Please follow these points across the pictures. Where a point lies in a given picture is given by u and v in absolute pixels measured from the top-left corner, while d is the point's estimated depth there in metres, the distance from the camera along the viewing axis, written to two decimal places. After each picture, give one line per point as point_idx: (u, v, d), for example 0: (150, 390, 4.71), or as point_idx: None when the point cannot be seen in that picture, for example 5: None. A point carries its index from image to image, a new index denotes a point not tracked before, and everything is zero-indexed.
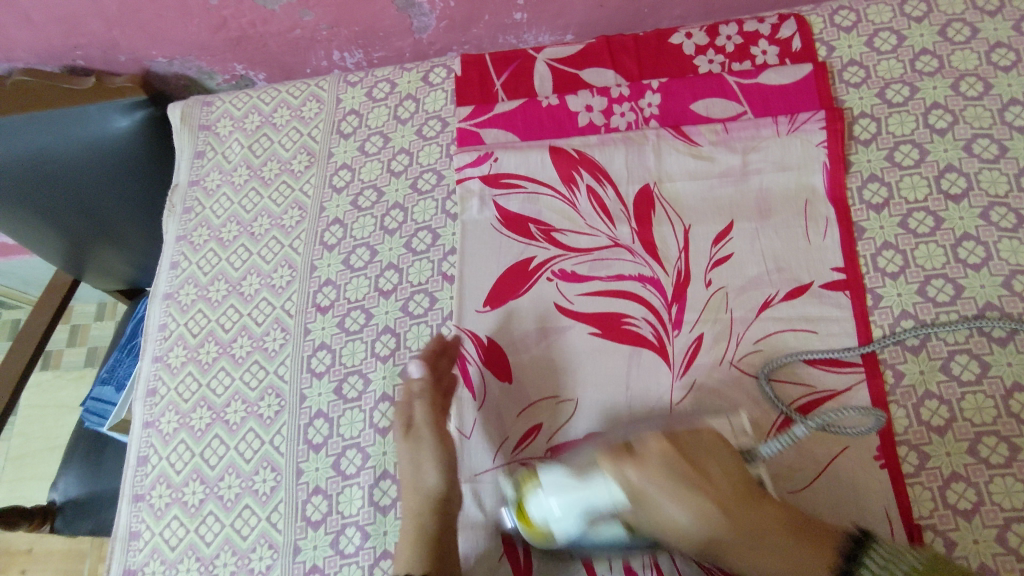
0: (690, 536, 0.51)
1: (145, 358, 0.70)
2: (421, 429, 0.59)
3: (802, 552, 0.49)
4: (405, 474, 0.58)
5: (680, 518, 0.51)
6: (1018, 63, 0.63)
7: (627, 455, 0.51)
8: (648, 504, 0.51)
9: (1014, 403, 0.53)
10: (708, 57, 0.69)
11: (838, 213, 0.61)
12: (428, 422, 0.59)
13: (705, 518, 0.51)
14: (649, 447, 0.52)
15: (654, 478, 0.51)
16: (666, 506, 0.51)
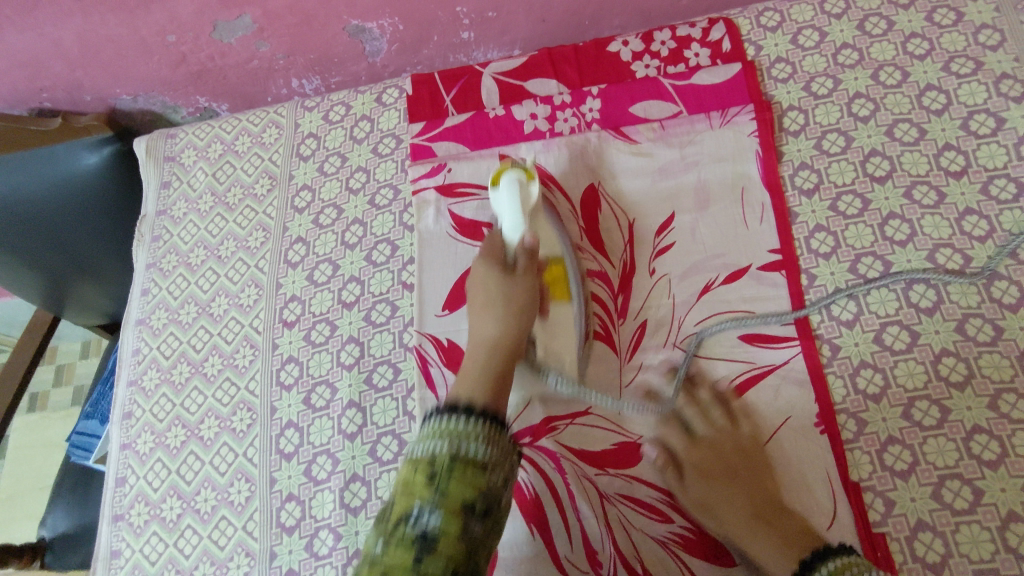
0: (496, 339, 0.57)
1: (120, 383, 0.73)
2: (489, 248, 0.63)
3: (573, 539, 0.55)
4: (479, 309, 0.60)
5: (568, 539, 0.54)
6: (931, 51, 0.67)
7: (545, 330, 0.62)
8: (552, 359, 0.61)
9: (943, 368, 0.56)
10: (644, 63, 0.73)
11: (773, 199, 0.64)
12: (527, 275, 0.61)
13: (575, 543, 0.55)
14: (481, 324, 0.59)
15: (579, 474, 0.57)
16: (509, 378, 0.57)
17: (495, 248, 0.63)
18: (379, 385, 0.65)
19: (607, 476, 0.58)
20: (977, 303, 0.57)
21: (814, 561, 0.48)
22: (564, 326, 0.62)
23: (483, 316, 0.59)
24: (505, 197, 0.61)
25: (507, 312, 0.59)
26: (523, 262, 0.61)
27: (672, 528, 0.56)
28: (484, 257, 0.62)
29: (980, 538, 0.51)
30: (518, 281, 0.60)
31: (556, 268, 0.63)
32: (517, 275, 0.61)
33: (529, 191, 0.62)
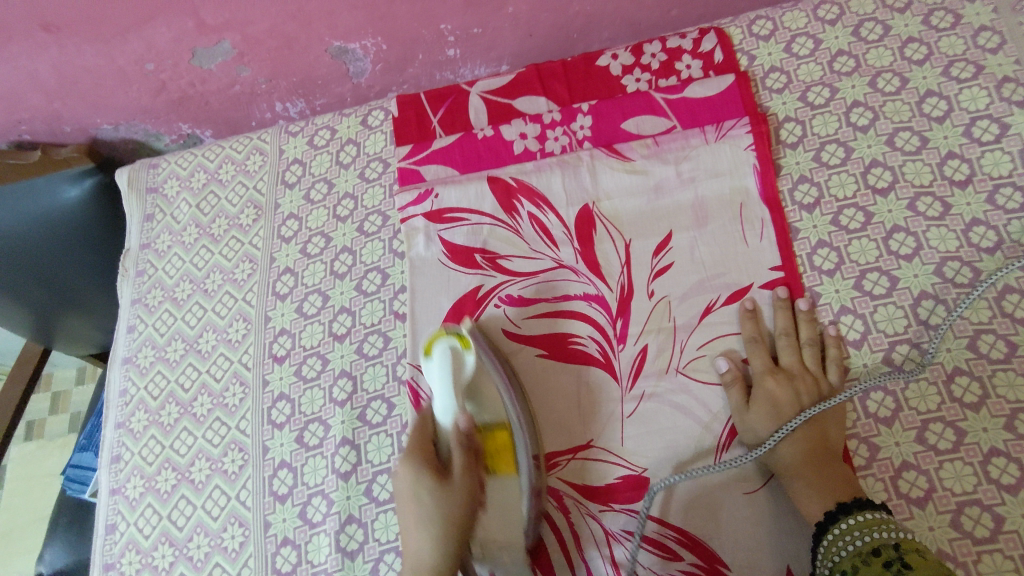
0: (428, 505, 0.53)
1: (107, 425, 0.71)
2: (416, 442, 0.56)
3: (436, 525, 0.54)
4: (405, 497, 0.55)
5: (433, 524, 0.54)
6: (930, 56, 0.65)
7: (487, 517, 0.56)
8: (492, 556, 0.55)
9: (956, 388, 0.54)
10: (635, 76, 0.71)
11: (773, 214, 0.62)
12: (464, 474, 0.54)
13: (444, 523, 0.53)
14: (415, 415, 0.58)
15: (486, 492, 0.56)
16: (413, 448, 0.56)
17: (424, 441, 0.56)
18: (372, 421, 0.62)
19: (612, 513, 0.56)
20: (989, 319, 0.55)
21: (837, 513, 0.49)
22: (506, 510, 0.56)
23: (416, 537, 0.53)
24: (435, 365, 0.56)
25: (443, 533, 0.52)
26: (461, 479, 0.53)
27: (681, 565, 0.54)
28: (419, 467, 0.54)
29: (1003, 567, 0.49)
30: (456, 500, 0.53)
31: (502, 436, 0.56)
32: (454, 480, 0.54)
33: (463, 363, 0.56)
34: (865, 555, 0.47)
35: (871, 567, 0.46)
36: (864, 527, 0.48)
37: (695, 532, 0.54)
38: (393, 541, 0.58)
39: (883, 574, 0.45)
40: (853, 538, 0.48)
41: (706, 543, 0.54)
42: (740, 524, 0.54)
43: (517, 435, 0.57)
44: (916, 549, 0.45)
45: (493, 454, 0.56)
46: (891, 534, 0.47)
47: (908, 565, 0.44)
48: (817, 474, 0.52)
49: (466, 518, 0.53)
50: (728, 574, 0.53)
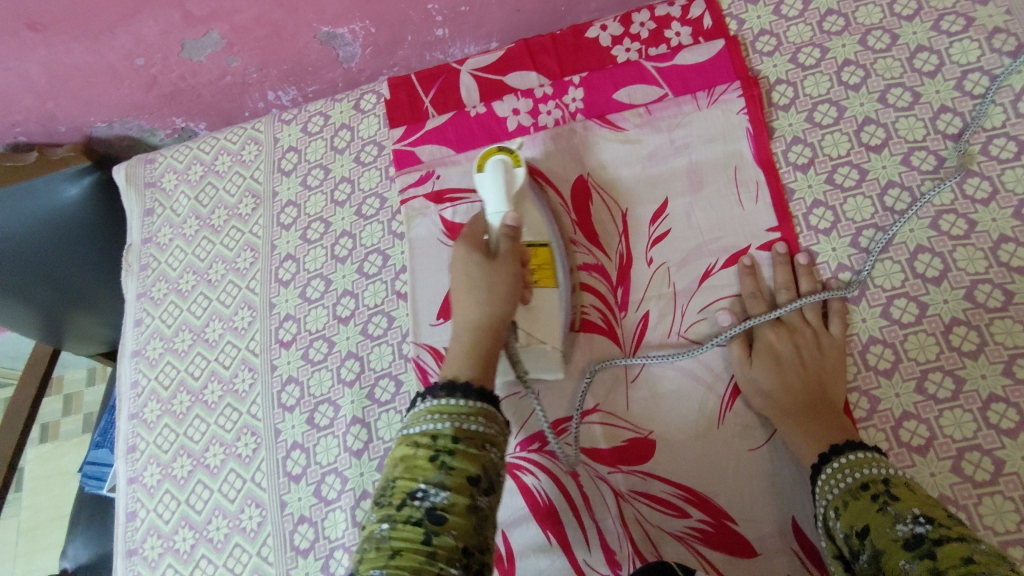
0: (479, 324, 0.54)
1: (121, 416, 0.72)
2: (472, 233, 0.58)
3: (476, 297, 0.54)
4: (461, 290, 0.55)
5: (460, 304, 0.55)
6: (920, 11, 0.64)
7: (529, 317, 0.58)
8: (535, 350, 0.59)
9: (955, 338, 0.55)
10: (624, 47, 0.71)
11: (768, 176, 0.62)
12: (512, 257, 0.55)
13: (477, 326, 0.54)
14: (462, 308, 0.55)
15: (497, 275, 0.54)
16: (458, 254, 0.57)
17: (477, 232, 0.58)
18: (381, 399, 0.63)
19: (620, 475, 0.57)
20: (985, 269, 0.56)
21: (831, 454, 0.50)
22: (550, 312, 0.59)
23: (464, 298, 0.55)
24: (489, 179, 0.58)
25: (490, 295, 0.54)
26: (506, 249, 0.55)
27: (690, 522, 0.55)
28: (467, 244, 0.57)
29: (1004, 509, 0.50)
30: (503, 268, 0.55)
31: (542, 252, 0.59)
32: (500, 260, 0.55)
33: (513, 175, 0.59)
34: (853, 490, 0.47)
35: (859, 499, 0.46)
36: (853, 464, 0.49)
37: (702, 491, 0.55)
38: None
39: (871, 508, 0.45)
40: (843, 476, 0.48)
41: (714, 500, 0.55)
42: (746, 480, 0.55)
43: (557, 254, 0.61)
44: (904, 485, 0.46)
45: (535, 270, 0.59)
46: (880, 471, 0.47)
47: (896, 497, 0.45)
48: (816, 422, 0.53)
49: (510, 287, 0.54)
50: (735, 527, 0.54)
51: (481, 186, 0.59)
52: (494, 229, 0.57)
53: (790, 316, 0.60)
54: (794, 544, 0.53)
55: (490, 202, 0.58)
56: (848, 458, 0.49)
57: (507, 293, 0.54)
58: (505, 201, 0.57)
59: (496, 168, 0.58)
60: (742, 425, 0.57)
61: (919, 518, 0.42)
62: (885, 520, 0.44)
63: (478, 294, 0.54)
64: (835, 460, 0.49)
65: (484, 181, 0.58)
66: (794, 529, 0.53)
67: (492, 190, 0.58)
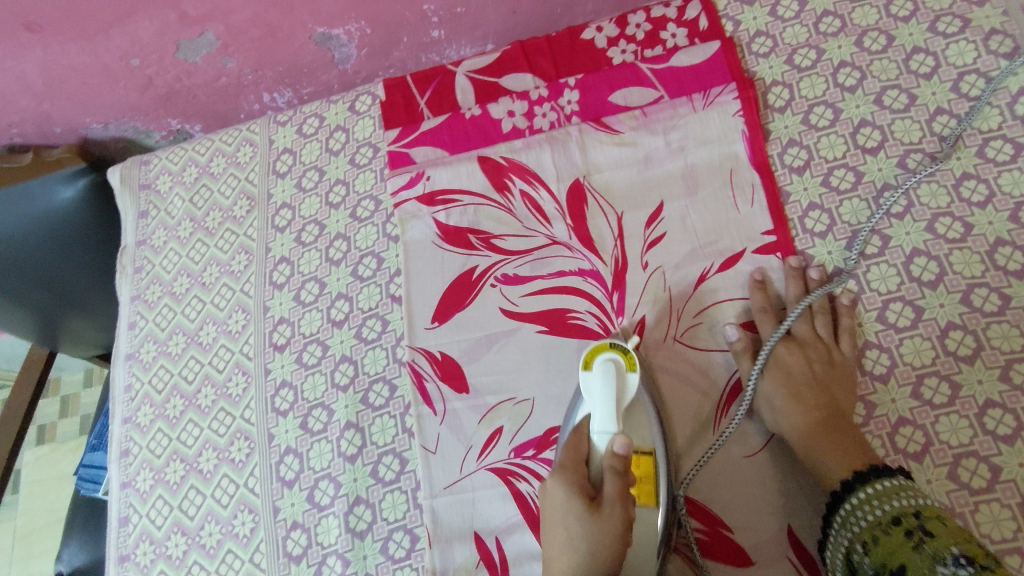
0: None
1: (115, 420, 0.72)
2: (572, 455, 0.52)
3: (585, 549, 0.49)
4: (552, 531, 0.52)
5: (555, 524, 0.51)
6: (916, 12, 0.64)
7: (635, 550, 0.52)
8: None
9: (951, 343, 0.54)
10: (620, 48, 0.70)
11: (763, 179, 0.62)
12: (620, 501, 0.50)
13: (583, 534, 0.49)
14: (556, 556, 0.50)
15: (602, 534, 0.49)
16: (557, 494, 0.52)
17: (579, 454, 0.53)
18: (375, 403, 0.63)
19: None
20: (982, 273, 0.55)
21: (855, 483, 0.49)
22: (649, 539, 0.52)
23: (558, 548, 0.50)
24: (597, 382, 0.54)
25: (591, 559, 0.48)
26: (611, 492, 0.50)
27: (684, 530, 0.55)
28: (568, 484, 0.51)
29: (1000, 516, 0.50)
30: (608, 521, 0.49)
31: (646, 465, 0.53)
32: (605, 510, 0.50)
33: (626, 381, 0.54)
34: (884, 524, 0.46)
35: (891, 535, 0.45)
36: (881, 495, 0.47)
37: (698, 498, 0.55)
38: (401, 519, 0.59)
39: (905, 545, 0.44)
40: (870, 508, 0.47)
41: (709, 508, 0.55)
42: (742, 488, 0.55)
43: (660, 469, 0.54)
44: (936, 514, 0.45)
45: (636, 484, 0.53)
46: (910, 500, 0.46)
47: (931, 533, 0.44)
48: (825, 437, 0.52)
49: (617, 542, 0.49)
50: (731, 535, 0.54)
51: (586, 387, 0.55)
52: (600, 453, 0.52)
53: (801, 330, 0.59)
54: (789, 553, 0.53)
55: (593, 412, 0.53)
56: (874, 489, 0.48)
57: (613, 548, 0.48)
58: (614, 420, 0.52)
59: (609, 373, 0.54)
60: (737, 431, 0.56)
61: (960, 561, 0.42)
62: (924, 561, 0.43)
63: (583, 522, 0.49)
64: (859, 491, 0.48)
65: (592, 381, 0.54)
66: (789, 538, 0.53)
67: (602, 397, 0.53)
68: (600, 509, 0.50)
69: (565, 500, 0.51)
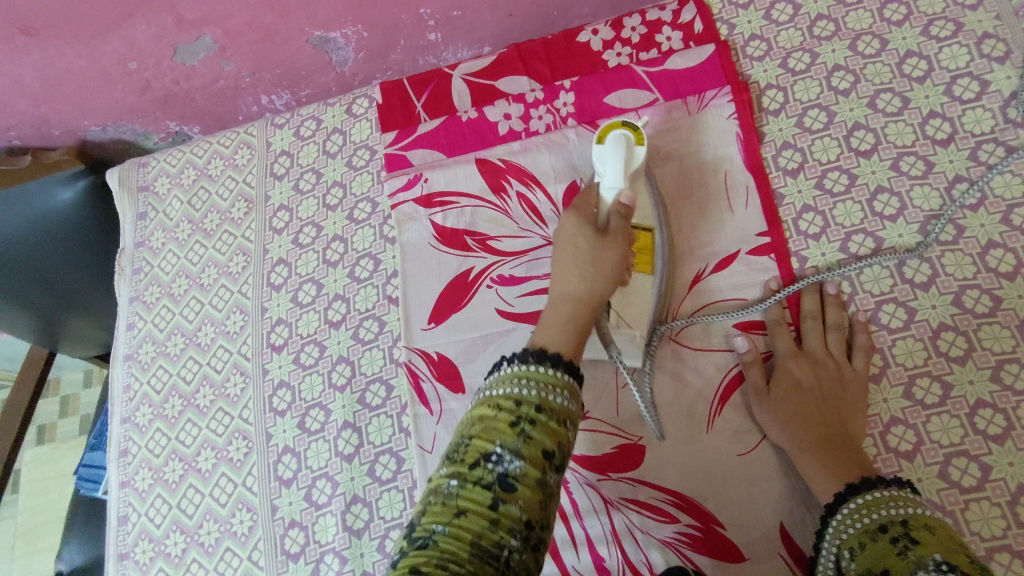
0: (585, 297, 0.51)
1: (114, 420, 0.72)
2: (582, 206, 0.55)
3: (580, 270, 0.52)
4: (560, 266, 0.53)
5: (557, 266, 0.53)
6: (909, 16, 0.65)
7: (621, 296, 0.57)
8: (620, 333, 0.56)
9: (942, 344, 0.55)
10: (615, 51, 0.71)
11: (757, 181, 0.62)
12: (624, 235, 0.54)
13: (590, 261, 0.52)
14: (563, 280, 0.52)
15: (609, 249, 0.52)
16: (564, 226, 0.55)
17: (588, 205, 0.55)
18: (372, 403, 0.64)
19: (609, 482, 0.57)
20: (973, 274, 0.56)
21: (847, 494, 0.49)
22: (641, 297, 0.58)
23: (562, 275, 0.52)
24: (608, 151, 0.57)
25: (594, 269, 0.52)
26: (618, 227, 0.53)
27: (678, 528, 0.55)
28: (579, 215, 0.54)
29: (990, 515, 0.50)
30: (610, 246, 0.53)
31: (645, 236, 0.59)
32: (609, 236, 0.53)
33: (635, 154, 0.57)
34: (871, 533, 0.46)
35: (877, 541, 0.45)
36: (873, 504, 0.47)
37: (691, 496, 0.56)
38: (398, 518, 0.59)
39: (889, 551, 0.43)
40: (861, 517, 0.47)
41: (703, 505, 0.55)
42: (735, 486, 0.55)
43: (657, 243, 0.60)
44: (925, 525, 0.44)
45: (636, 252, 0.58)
46: (901, 511, 0.46)
47: (913, 539, 0.43)
48: (833, 457, 0.51)
49: (617, 264, 0.52)
50: (723, 532, 0.54)
51: (598, 156, 0.58)
52: (608, 203, 0.55)
53: (812, 345, 0.57)
54: (781, 550, 0.53)
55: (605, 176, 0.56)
56: (867, 499, 0.48)
57: (612, 270, 0.52)
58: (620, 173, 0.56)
59: (615, 142, 0.57)
60: (731, 430, 0.57)
61: (938, 564, 0.40)
62: (904, 566, 0.42)
63: (586, 249, 0.52)
64: (853, 501, 0.48)
65: (603, 154, 0.58)
66: (781, 535, 0.53)
67: (611, 158, 0.57)
68: (604, 236, 0.53)
69: (573, 231, 0.54)
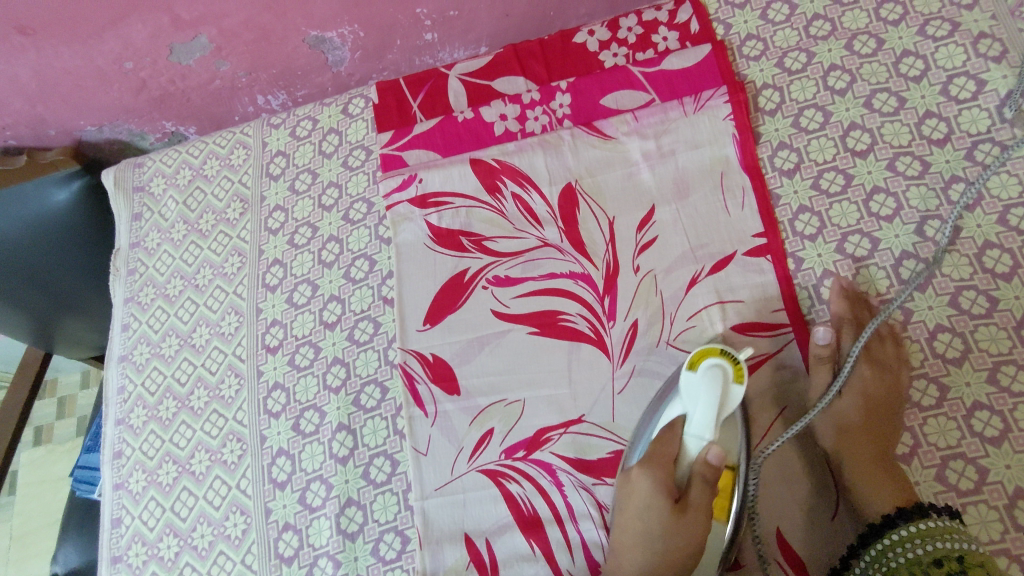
0: None
1: (108, 422, 0.72)
2: (660, 455, 0.53)
3: (648, 560, 0.53)
4: (621, 543, 0.54)
5: (620, 520, 0.54)
6: (905, 16, 0.64)
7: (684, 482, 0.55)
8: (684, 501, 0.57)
9: (938, 345, 0.55)
10: (612, 51, 0.71)
11: (753, 182, 0.62)
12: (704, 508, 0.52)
13: (659, 556, 0.53)
14: (624, 561, 0.54)
15: (684, 535, 0.52)
16: (633, 479, 0.53)
17: (669, 454, 0.53)
18: (367, 405, 0.63)
19: (605, 486, 0.56)
20: (970, 275, 0.56)
21: (898, 520, 0.49)
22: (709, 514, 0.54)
23: (626, 553, 0.53)
24: (702, 389, 0.52)
25: (661, 566, 0.53)
26: (698, 496, 0.52)
27: None
28: (656, 477, 0.53)
29: (987, 518, 0.50)
30: (691, 521, 0.52)
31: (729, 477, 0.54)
32: (688, 514, 0.52)
33: (729, 391, 0.52)
34: (925, 565, 0.47)
35: None
36: (926, 535, 0.48)
37: None
38: (392, 521, 0.59)
39: None
40: (913, 547, 0.49)
41: None
42: None
43: (738, 470, 0.54)
44: (981, 564, 0.45)
45: (719, 494, 0.54)
46: (957, 544, 0.47)
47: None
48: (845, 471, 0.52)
49: (691, 551, 0.52)
50: (721, 538, 0.54)
51: (686, 386, 0.53)
52: (691, 459, 0.53)
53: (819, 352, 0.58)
54: (776, 554, 0.53)
55: (692, 417, 0.53)
56: (916, 528, 0.49)
57: (685, 547, 0.52)
58: (719, 408, 0.52)
59: (716, 377, 0.52)
60: None
61: None
62: None
63: (656, 523, 0.52)
64: (902, 526, 0.49)
65: (692, 386, 0.53)
66: (777, 539, 0.53)
67: (699, 400, 0.52)
68: (683, 506, 0.53)
69: (646, 491, 0.53)
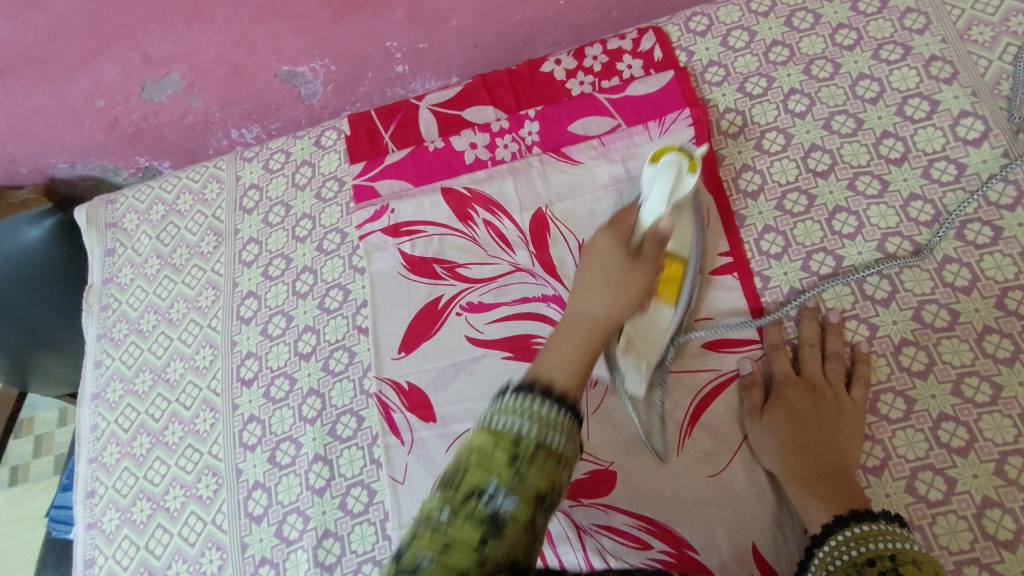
0: (601, 320, 0.47)
1: (80, 461, 0.71)
2: (620, 224, 0.53)
3: (598, 294, 0.49)
4: (582, 284, 0.50)
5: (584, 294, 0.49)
6: (860, 41, 0.67)
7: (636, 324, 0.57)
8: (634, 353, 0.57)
9: (903, 359, 0.56)
10: (578, 80, 0.72)
11: (718, 201, 0.64)
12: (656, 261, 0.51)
13: (615, 281, 0.49)
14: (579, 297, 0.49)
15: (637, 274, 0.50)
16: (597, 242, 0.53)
17: (626, 224, 0.53)
18: (343, 435, 0.63)
19: (581, 508, 0.57)
20: (931, 289, 0.57)
21: (836, 525, 0.49)
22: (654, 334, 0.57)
23: (583, 292, 0.49)
24: (664, 171, 0.53)
25: (628, 328, 0.50)
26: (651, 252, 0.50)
27: (651, 554, 0.55)
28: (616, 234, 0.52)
29: (958, 528, 0.51)
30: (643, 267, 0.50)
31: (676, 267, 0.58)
32: (642, 258, 0.50)
33: (684, 183, 0.54)
34: (859, 566, 0.46)
35: None
36: (863, 538, 0.47)
37: (664, 520, 0.55)
38: (370, 551, 0.59)
39: None
40: (848, 549, 0.47)
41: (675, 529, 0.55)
42: (706, 507, 0.55)
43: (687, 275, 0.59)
44: (913, 561, 0.44)
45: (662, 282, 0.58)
46: (889, 545, 0.46)
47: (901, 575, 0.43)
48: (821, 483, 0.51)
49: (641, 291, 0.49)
50: (697, 556, 0.54)
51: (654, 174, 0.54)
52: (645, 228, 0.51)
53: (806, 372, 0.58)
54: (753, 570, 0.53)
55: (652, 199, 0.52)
56: (853, 533, 0.47)
57: (635, 295, 0.49)
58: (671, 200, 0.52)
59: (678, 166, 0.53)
60: (700, 452, 0.57)
61: None
62: None
63: (620, 271, 0.50)
64: (840, 534, 0.48)
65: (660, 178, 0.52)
66: (753, 553, 0.53)
67: (659, 191, 0.52)
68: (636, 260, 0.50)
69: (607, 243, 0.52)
